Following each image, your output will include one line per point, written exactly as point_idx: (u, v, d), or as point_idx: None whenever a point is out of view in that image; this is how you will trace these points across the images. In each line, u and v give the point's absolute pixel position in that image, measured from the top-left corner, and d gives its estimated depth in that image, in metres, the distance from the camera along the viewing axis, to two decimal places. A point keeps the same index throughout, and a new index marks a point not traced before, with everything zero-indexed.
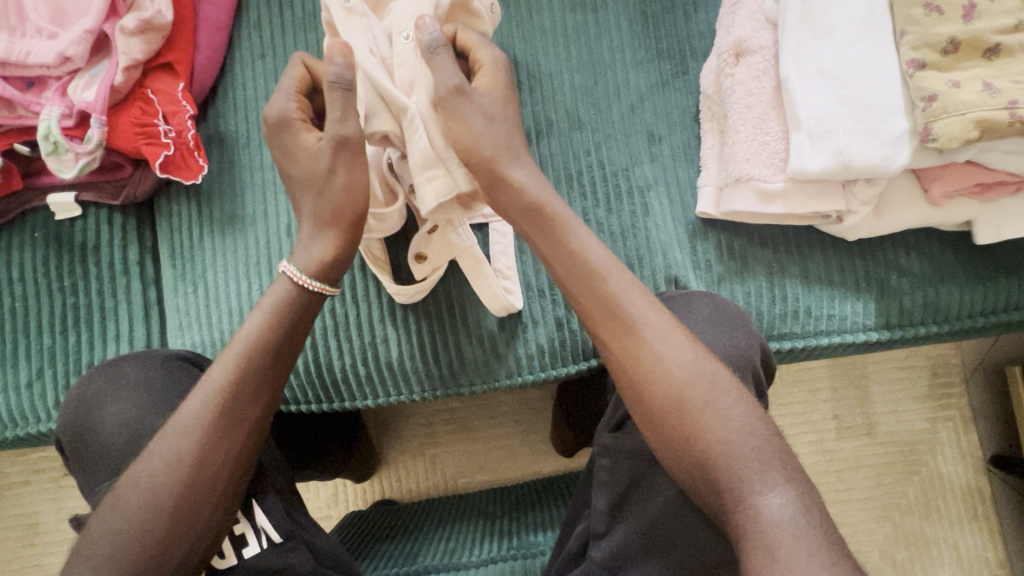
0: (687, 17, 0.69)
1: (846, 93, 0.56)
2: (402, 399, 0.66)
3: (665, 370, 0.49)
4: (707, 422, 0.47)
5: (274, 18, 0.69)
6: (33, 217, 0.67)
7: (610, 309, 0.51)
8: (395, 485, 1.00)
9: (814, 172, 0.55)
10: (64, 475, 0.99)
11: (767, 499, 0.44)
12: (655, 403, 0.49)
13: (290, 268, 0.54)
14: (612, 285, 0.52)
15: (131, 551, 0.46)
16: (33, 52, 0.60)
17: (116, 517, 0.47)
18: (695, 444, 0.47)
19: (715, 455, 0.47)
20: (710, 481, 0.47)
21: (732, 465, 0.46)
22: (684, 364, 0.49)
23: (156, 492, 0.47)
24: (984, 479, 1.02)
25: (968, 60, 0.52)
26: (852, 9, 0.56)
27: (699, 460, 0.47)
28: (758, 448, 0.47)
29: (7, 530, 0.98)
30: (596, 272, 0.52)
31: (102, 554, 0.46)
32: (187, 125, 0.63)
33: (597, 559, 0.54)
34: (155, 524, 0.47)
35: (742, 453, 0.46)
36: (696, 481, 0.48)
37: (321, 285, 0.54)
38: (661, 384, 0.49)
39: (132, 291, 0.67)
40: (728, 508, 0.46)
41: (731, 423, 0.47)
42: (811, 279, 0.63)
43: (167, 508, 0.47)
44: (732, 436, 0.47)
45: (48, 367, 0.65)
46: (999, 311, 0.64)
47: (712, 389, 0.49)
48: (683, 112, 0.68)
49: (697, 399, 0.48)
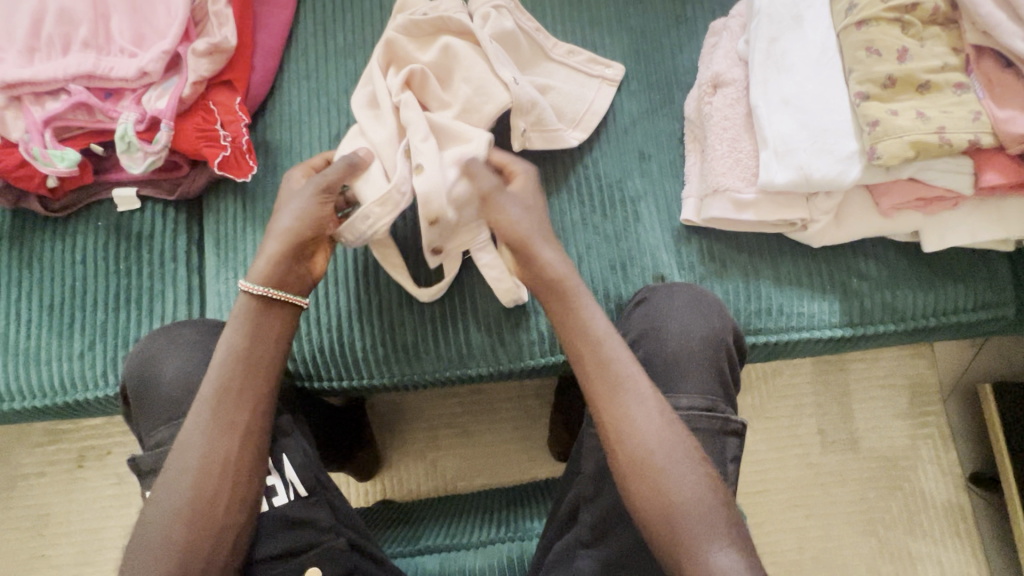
0: (673, 57, 0.80)
1: (805, 120, 0.66)
2: (415, 378, 0.73)
3: (647, 430, 0.56)
4: (669, 480, 0.54)
5: (321, 46, 0.80)
6: (98, 208, 0.76)
7: (604, 368, 0.58)
8: (400, 486, 1.08)
9: (780, 183, 0.65)
10: (109, 454, 1.14)
11: (720, 557, 0.50)
12: (631, 452, 0.55)
13: (246, 283, 0.60)
14: (600, 356, 0.59)
15: (183, 493, 0.54)
16: (115, 68, 0.71)
17: (179, 468, 0.55)
18: (662, 489, 0.53)
19: (668, 491, 0.53)
20: (660, 498, 0.53)
21: (689, 518, 0.52)
22: (656, 430, 0.56)
23: (212, 448, 0.56)
24: (963, 496, 1.11)
25: (904, 93, 0.62)
26: (809, 51, 0.67)
27: (666, 510, 0.53)
28: (700, 502, 0.53)
29: (58, 515, 1.13)
30: (592, 342, 0.59)
31: (169, 492, 0.54)
32: (242, 131, 0.73)
33: (587, 520, 0.61)
34: (213, 479, 0.55)
35: (698, 510, 0.52)
36: (642, 501, 0.54)
37: (284, 293, 0.61)
38: (641, 441, 0.55)
39: (178, 275, 0.75)
40: (676, 519, 0.52)
41: (692, 485, 0.53)
42: (781, 280, 0.72)
43: (208, 458, 0.55)
44: (675, 451, 0.55)
45: (99, 339, 0.73)
46: (949, 313, 0.72)
47: (678, 453, 0.55)
48: (670, 135, 0.78)
49: (663, 460, 0.54)
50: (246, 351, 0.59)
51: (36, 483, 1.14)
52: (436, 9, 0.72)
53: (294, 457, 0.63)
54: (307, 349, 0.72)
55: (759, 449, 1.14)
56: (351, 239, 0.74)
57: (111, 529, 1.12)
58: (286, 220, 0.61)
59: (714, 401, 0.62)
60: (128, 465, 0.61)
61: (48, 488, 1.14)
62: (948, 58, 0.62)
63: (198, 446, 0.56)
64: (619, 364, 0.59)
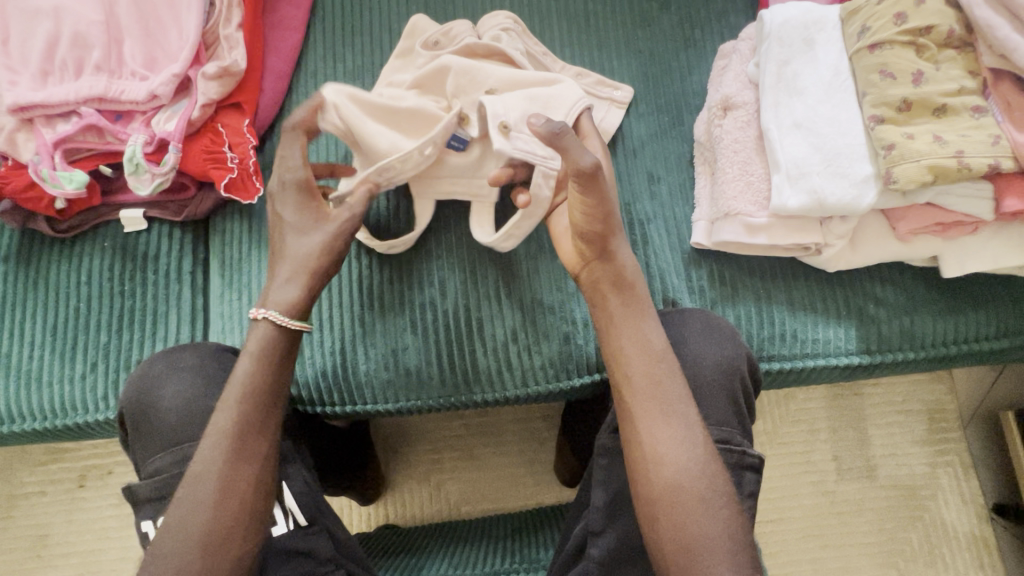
0: (682, 79, 0.80)
1: (818, 143, 0.64)
2: (419, 403, 0.72)
3: (663, 464, 0.54)
4: (687, 517, 0.52)
5: (329, 70, 0.81)
6: (105, 229, 0.76)
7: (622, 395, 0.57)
8: (403, 511, 1.05)
9: (794, 208, 0.63)
10: (109, 474, 1.13)
11: None
12: (648, 487, 0.54)
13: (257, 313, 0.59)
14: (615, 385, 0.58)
15: (180, 527, 0.52)
16: (126, 90, 0.71)
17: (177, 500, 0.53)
18: (681, 524, 0.52)
19: (686, 528, 0.52)
20: (680, 535, 0.52)
21: (707, 556, 0.51)
22: (672, 464, 0.54)
23: (210, 476, 0.54)
24: (987, 527, 1.07)
25: (920, 117, 0.61)
26: (820, 73, 0.66)
27: (685, 547, 0.52)
28: (717, 539, 0.52)
29: (58, 537, 1.12)
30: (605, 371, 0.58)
31: (166, 526, 0.52)
32: (249, 153, 0.73)
33: (596, 555, 0.58)
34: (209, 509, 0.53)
35: (717, 548, 0.51)
36: (662, 536, 0.53)
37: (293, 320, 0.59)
38: (658, 475, 0.54)
39: (182, 297, 0.75)
40: (695, 557, 0.51)
41: (711, 522, 0.52)
42: (796, 306, 0.70)
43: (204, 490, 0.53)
44: (692, 486, 0.53)
45: (101, 361, 0.72)
46: (971, 341, 0.70)
47: (696, 488, 0.53)
48: (678, 157, 0.77)
49: (678, 494, 0.53)
50: (246, 375, 0.57)
51: (35, 503, 1.13)
52: (448, 33, 0.73)
53: (294, 485, 0.60)
54: (309, 372, 0.71)
55: (771, 476, 1.11)
56: (356, 262, 0.73)
57: (109, 552, 1.11)
58: (289, 215, 0.62)
59: (728, 433, 0.61)
60: (124, 495, 0.61)
61: (46, 508, 1.13)
62: (964, 81, 0.61)
63: (193, 474, 0.54)
64: (660, 382, 0.57)
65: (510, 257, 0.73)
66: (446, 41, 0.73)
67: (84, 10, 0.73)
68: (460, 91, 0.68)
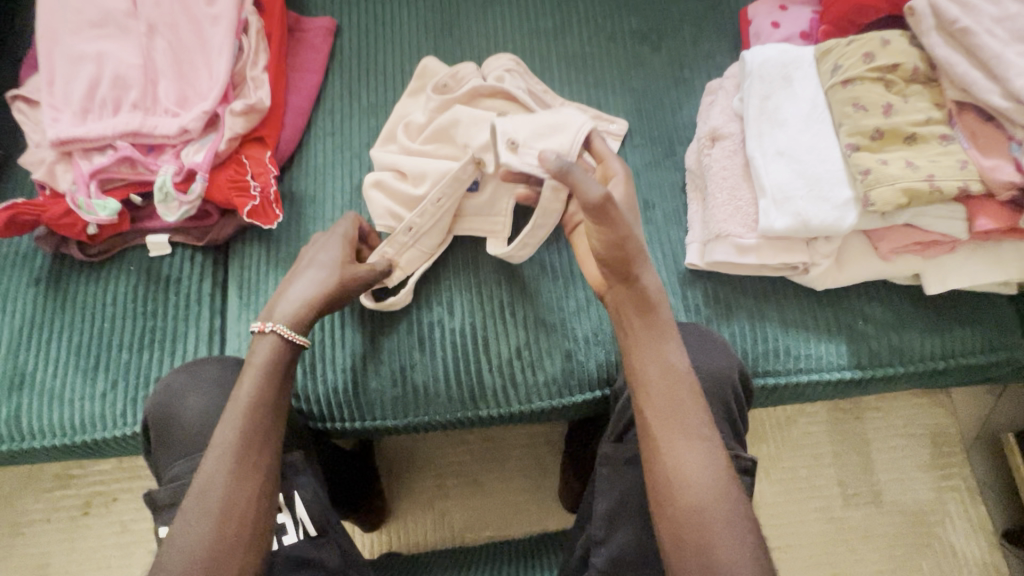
0: (673, 113, 0.86)
1: (800, 169, 0.69)
2: (425, 419, 0.74)
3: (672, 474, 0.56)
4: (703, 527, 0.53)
5: (346, 107, 0.87)
6: (131, 253, 0.80)
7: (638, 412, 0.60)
8: (406, 539, 1.05)
9: (780, 229, 0.68)
10: (114, 501, 1.14)
11: None
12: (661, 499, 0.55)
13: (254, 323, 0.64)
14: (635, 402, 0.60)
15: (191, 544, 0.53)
16: (159, 126, 0.77)
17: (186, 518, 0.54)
18: (697, 535, 0.53)
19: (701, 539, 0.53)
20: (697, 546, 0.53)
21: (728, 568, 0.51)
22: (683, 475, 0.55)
23: (240, 483, 0.56)
24: (997, 555, 1.06)
25: (892, 145, 0.66)
26: (799, 106, 0.72)
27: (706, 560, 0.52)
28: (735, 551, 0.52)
29: (59, 566, 1.11)
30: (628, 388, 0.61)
31: (176, 545, 0.53)
32: (270, 182, 0.78)
33: (599, 565, 0.60)
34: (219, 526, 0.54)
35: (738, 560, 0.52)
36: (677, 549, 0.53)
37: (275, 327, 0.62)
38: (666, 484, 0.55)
39: (201, 317, 0.78)
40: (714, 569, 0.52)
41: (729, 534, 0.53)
42: (788, 323, 0.73)
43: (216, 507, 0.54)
44: (708, 497, 0.54)
45: (121, 379, 0.75)
46: (959, 356, 0.72)
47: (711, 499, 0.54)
48: (672, 184, 0.82)
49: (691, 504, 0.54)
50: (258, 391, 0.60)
51: (39, 530, 1.13)
52: (456, 76, 0.80)
53: (306, 495, 0.62)
54: (320, 389, 0.73)
55: (777, 503, 1.10)
56: None
57: None
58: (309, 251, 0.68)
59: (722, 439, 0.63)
60: (145, 502, 0.62)
61: (50, 536, 1.13)
62: (931, 113, 0.66)
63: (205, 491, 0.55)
64: (667, 397, 0.59)
65: (513, 279, 0.76)
66: (454, 83, 0.80)
67: (125, 55, 0.80)
68: (468, 137, 0.74)
